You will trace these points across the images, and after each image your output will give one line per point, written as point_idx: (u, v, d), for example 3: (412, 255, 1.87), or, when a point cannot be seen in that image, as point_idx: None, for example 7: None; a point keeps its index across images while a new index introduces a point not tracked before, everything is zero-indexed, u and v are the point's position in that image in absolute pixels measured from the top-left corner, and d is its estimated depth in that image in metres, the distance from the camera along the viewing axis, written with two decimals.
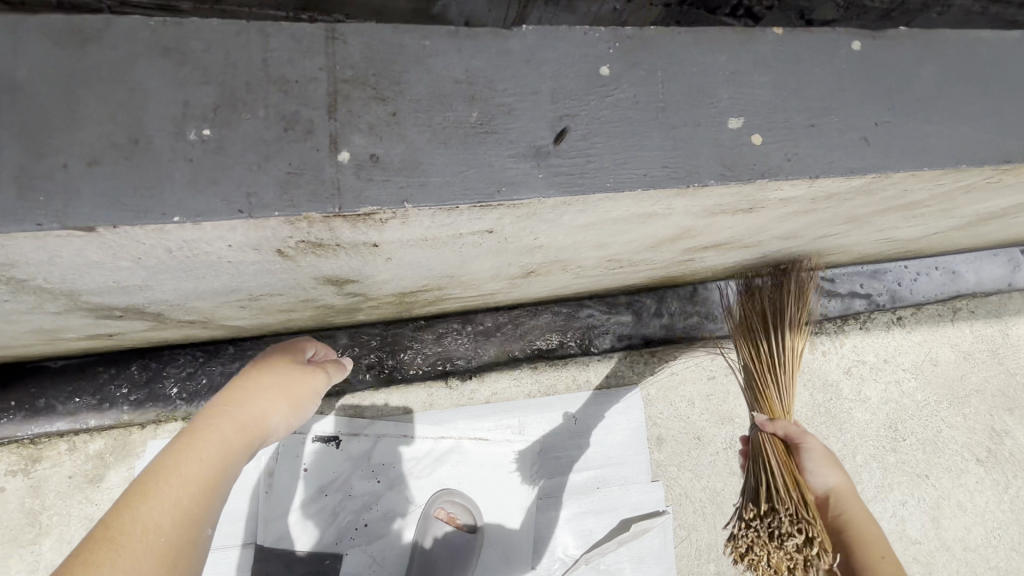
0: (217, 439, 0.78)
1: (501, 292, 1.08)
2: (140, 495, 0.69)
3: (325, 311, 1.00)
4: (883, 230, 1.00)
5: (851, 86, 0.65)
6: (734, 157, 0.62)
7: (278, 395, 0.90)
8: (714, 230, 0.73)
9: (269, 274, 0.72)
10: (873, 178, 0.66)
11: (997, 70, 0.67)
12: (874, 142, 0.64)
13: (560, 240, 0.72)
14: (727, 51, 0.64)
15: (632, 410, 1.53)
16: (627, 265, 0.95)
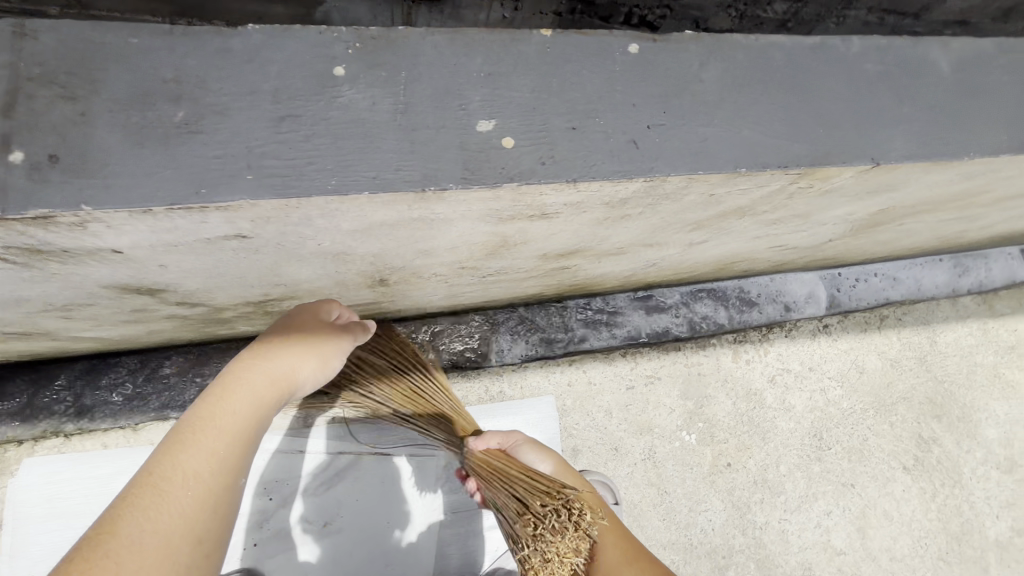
0: (247, 393, 0.83)
1: (380, 300, 1.07)
2: (177, 445, 0.74)
3: (186, 322, 0.98)
4: (756, 236, 0.99)
5: (624, 88, 0.60)
6: (478, 160, 0.60)
7: (303, 351, 0.94)
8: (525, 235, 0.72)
9: (41, 282, 0.70)
10: (653, 182, 0.61)
11: (798, 70, 0.61)
12: (644, 145, 0.60)
13: (359, 245, 0.71)
14: (483, 54, 0.61)
15: (545, 422, 1.50)
16: (490, 273, 0.93)
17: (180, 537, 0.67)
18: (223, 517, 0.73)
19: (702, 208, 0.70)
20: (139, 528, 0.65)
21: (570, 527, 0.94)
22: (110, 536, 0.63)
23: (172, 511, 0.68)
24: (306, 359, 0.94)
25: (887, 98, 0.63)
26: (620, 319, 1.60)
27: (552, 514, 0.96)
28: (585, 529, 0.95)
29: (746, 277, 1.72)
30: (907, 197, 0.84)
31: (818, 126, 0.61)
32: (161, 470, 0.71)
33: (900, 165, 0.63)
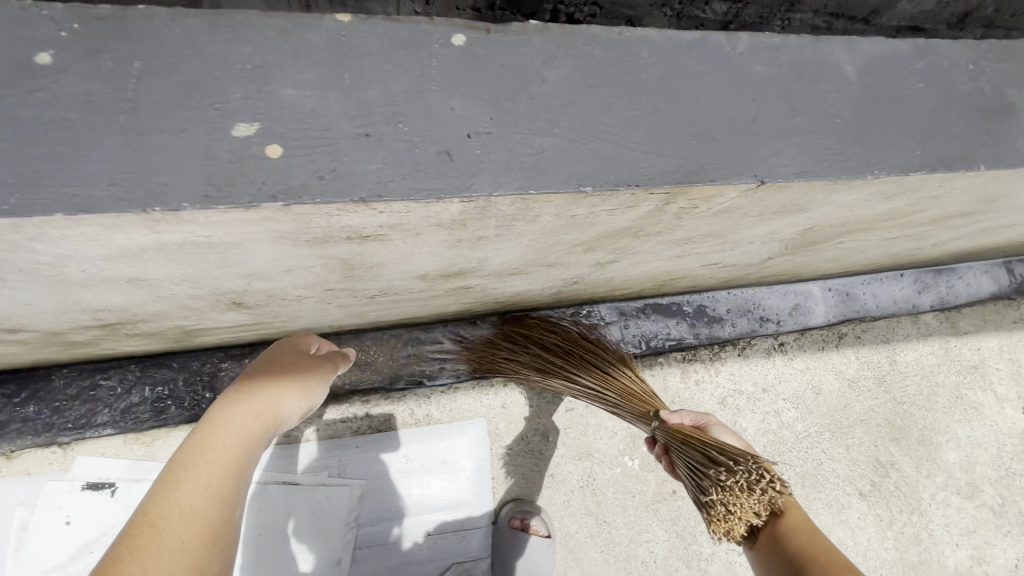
0: (238, 421, 0.78)
1: (261, 322, 0.96)
2: (169, 483, 0.68)
3: (31, 346, 0.87)
4: (674, 255, 0.90)
5: (438, 87, 0.50)
6: (226, 174, 0.49)
7: (289, 382, 0.90)
8: (361, 260, 0.61)
9: None
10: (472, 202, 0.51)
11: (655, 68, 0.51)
12: (458, 159, 0.50)
13: (157, 274, 0.61)
14: (253, 41, 0.50)
15: (472, 446, 1.42)
16: (374, 293, 0.83)
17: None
18: (223, 551, 0.67)
19: (577, 231, 0.60)
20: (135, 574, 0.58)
21: (758, 487, 0.92)
22: None
23: (171, 552, 0.61)
24: (292, 389, 0.90)
25: (771, 105, 0.53)
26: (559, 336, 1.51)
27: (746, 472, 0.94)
28: (771, 490, 0.94)
29: (691, 293, 1.67)
30: (829, 217, 0.75)
31: (693, 137, 0.50)
32: (154, 510, 0.64)
33: (794, 184, 0.53)
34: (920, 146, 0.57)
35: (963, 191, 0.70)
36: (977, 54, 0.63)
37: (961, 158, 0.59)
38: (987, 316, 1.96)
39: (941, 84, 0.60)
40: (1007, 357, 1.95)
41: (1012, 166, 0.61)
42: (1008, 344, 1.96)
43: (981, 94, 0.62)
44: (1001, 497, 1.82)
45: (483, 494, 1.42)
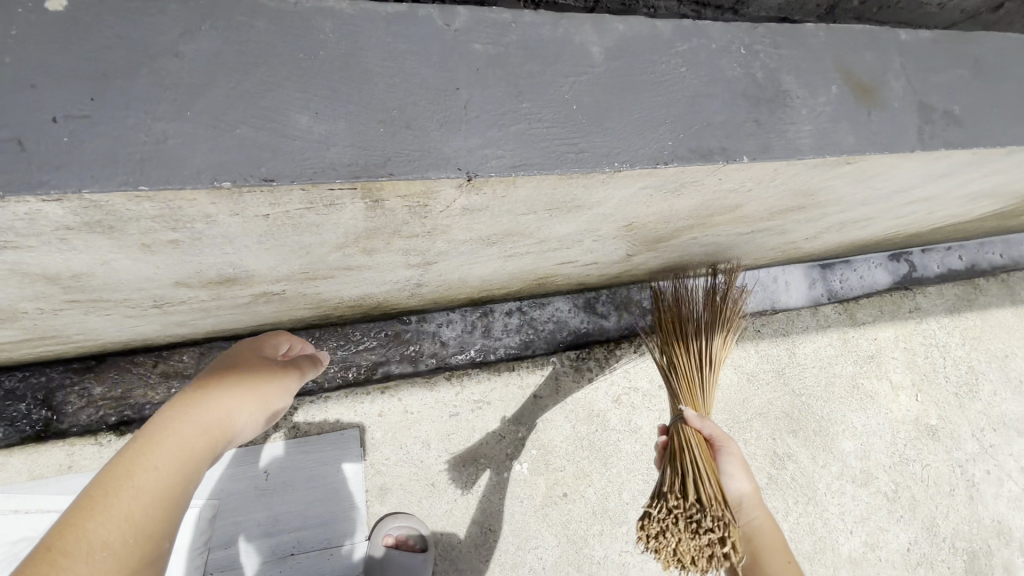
0: (179, 435, 0.66)
1: (39, 336, 0.85)
2: (82, 512, 0.56)
3: None
4: (497, 253, 0.84)
5: (10, 57, 0.36)
6: None
7: (244, 391, 0.79)
8: (29, 271, 0.50)
9: None
10: (78, 208, 0.39)
11: (335, 46, 0.43)
12: (34, 150, 0.37)
13: None
14: None
15: (341, 459, 1.35)
16: (150, 303, 0.74)
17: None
18: None
19: (303, 233, 0.53)
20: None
21: (703, 534, 1.01)
22: None
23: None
24: (249, 399, 0.79)
25: (488, 89, 0.47)
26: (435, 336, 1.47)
27: (702, 515, 1.02)
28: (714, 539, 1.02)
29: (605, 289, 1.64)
30: (632, 213, 0.71)
31: (381, 124, 0.43)
32: (58, 545, 0.53)
33: (516, 178, 0.48)
34: (672, 137, 0.53)
35: (758, 185, 0.67)
36: (751, 38, 0.59)
37: (721, 149, 0.54)
38: (883, 307, 2.00)
39: (705, 70, 0.56)
40: (903, 345, 1.99)
41: (780, 158, 0.58)
42: (904, 334, 2.00)
43: (752, 81, 0.58)
44: (894, 483, 1.86)
45: (355, 510, 1.35)
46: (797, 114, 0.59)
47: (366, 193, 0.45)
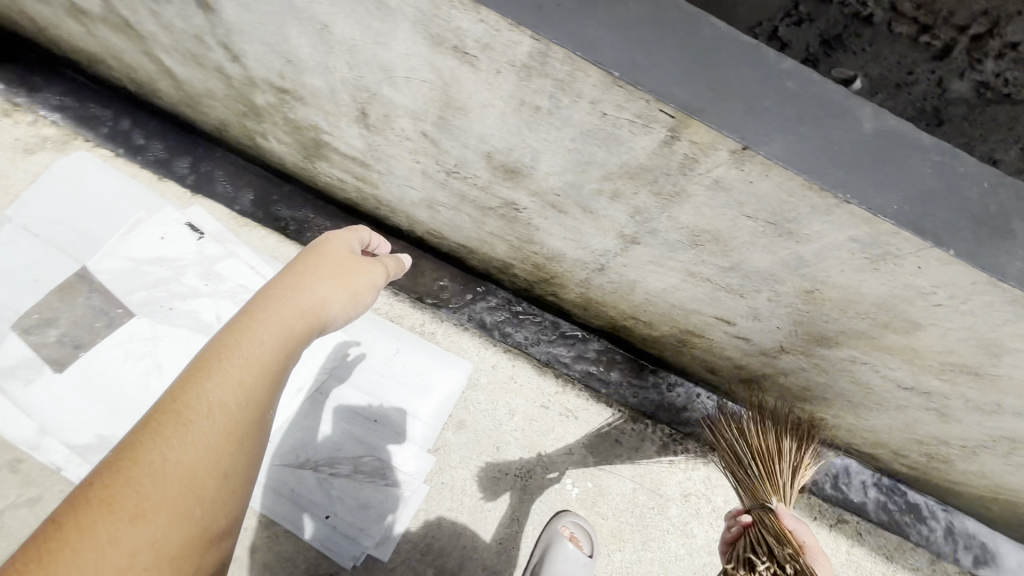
0: (276, 326, 0.75)
1: (372, 164, 1.23)
2: (159, 428, 0.63)
3: (236, 96, 1.21)
4: (689, 264, 1.01)
5: None
6: None
7: (335, 284, 0.87)
8: (459, 95, 0.81)
9: None
10: (539, 56, 0.66)
11: (707, 44, 0.67)
12: (545, 16, 0.64)
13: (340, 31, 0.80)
14: None
15: (447, 379, 1.55)
16: (450, 166, 1.06)
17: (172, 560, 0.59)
18: (228, 493, 0.66)
19: (606, 146, 0.77)
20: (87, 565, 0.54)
21: None
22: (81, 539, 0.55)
23: (95, 562, 0.55)
24: (338, 294, 0.86)
25: (781, 110, 0.67)
26: (559, 342, 1.63)
27: None
28: None
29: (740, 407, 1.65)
30: (825, 273, 0.83)
31: (710, 92, 0.66)
32: (137, 459, 0.61)
33: (773, 167, 0.66)
34: (897, 204, 0.67)
35: (949, 299, 0.76)
36: (1002, 180, 0.71)
37: (932, 233, 0.67)
38: None
39: (949, 180, 0.69)
40: None
41: (982, 270, 0.68)
42: None
43: (985, 207, 0.69)
44: None
45: (434, 424, 1.51)
46: (1013, 249, 0.69)
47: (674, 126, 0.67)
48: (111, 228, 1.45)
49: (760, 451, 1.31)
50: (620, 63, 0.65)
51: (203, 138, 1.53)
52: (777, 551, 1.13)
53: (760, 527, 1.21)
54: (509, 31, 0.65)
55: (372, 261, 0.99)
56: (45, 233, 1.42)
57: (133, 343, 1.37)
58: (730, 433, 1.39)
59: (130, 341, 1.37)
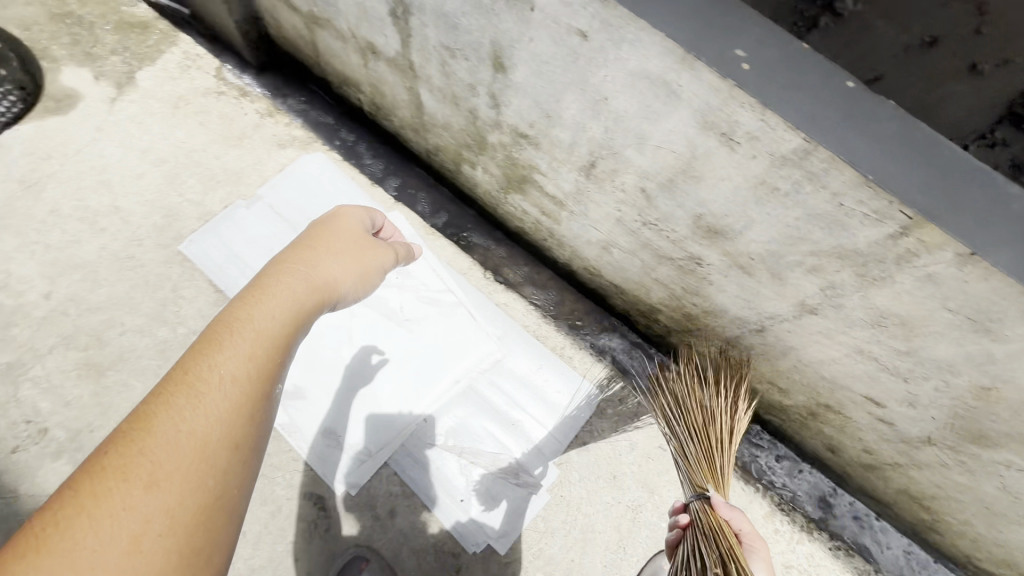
0: (285, 301, 0.86)
1: (569, 203, 1.44)
2: (172, 397, 0.71)
3: (471, 132, 1.48)
4: (861, 341, 1.12)
5: (830, 93, 0.83)
6: (708, 47, 0.82)
7: (346, 265, 1.03)
8: (703, 167, 0.99)
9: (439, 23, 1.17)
10: (804, 151, 0.83)
11: (948, 164, 0.81)
12: (817, 124, 0.81)
13: (616, 104, 1.02)
14: (763, 26, 0.85)
15: (581, 404, 1.67)
16: (652, 219, 1.24)
17: (184, 525, 0.64)
18: (244, 455, 0.73)
19: (829, 229, 0.92)
20: (106, 526, 0.60)
21: None
22: (98, 500, 0.61)
23: (110, 526, 0.60)
24: (344, 274, 1.01)
25: (1009, 227, 0.79)
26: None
27: None
28: None
29: (842, 491, 1.73)
30: (1012, 373, 0.92)
31: (949, 204, 0.79)
32: (150, 428, 0.68)
33: (997, 273, 0.78)
34: None
35: None
36: None
37: None
38: None
39: None
40: None
41: None
42: None
43: None
44: None
45: (563, 442, 1.63)
46: None
47: (910, 225, 0.81)
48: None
49: (697, 437, 1.33)
50: (875, 169, 0.80)
51: (416, 168, 1.88)
52: (713, 551, 1.12)
53: (699, 524, 1.20)
54: (786, 131, 0.82)
55: (376, 247, 1.15)
56: (282, 213, 1.76)
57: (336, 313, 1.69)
58: (670, 422, 1.41)
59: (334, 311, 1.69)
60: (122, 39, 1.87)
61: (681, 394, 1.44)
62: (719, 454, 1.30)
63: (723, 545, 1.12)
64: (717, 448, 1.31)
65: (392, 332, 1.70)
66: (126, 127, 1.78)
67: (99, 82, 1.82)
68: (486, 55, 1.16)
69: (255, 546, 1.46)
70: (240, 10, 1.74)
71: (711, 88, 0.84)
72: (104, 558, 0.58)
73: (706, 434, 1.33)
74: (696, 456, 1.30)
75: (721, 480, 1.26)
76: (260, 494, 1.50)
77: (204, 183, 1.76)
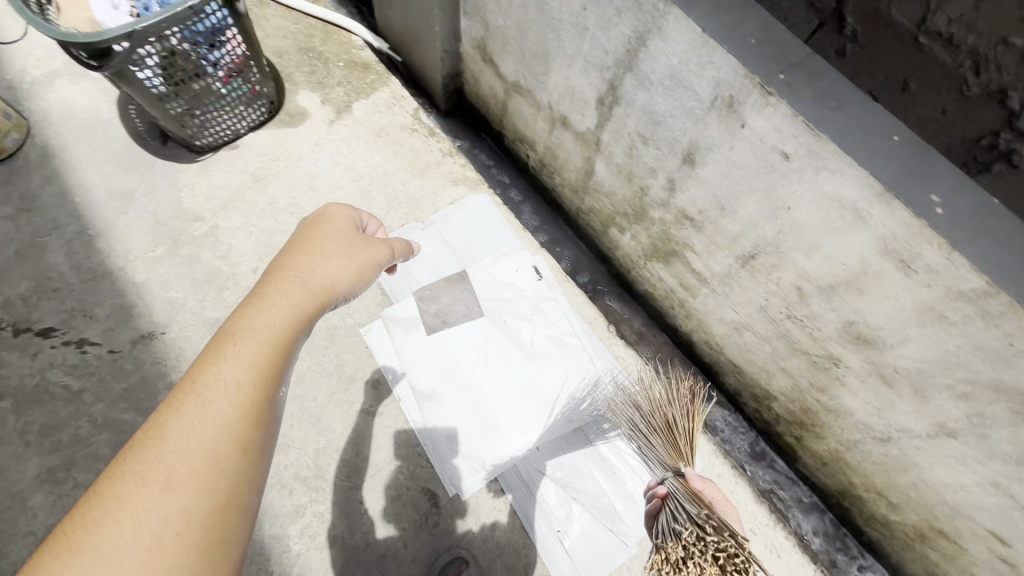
0: (284, 308, 0.99)
1: (712, 282, 1.59)
2: (181, 405, 0.83)
3: (634, 204, 1.68)
4: (999, 473, 1.16)
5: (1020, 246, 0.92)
6: (907, 188, 0.96)
7: (343, 265, 1.13)
8: (871, 282, 1.11)
9: (643, 116, 1.38)
10: (986, 292, 0.92)
11: None
12: (1004, 271, 0.90)
13: (797, 214, 1.17)
14: (961, 176, 0.96)
15: None
16: (799, 314, 1.36)
17: (199, 521, 0.78)
18: (254, 453, 0.86)
19: (993, 362, 1.00)
20: (130, 526, 0.73)
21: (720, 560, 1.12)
22: (121, 501, 0.74)
23: (135, 524, 0.74)
24: (342, 273, 1.12)
25: None
26: (761, 463, 1.87)
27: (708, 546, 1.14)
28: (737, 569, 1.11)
29: None
30: None
31: None
32: (162, 433, 0.80)
33: None
34: None
35: None
36: None
37: None
38: None
39: None
40: None
41: None
42: None
43: None
44: None
45: None
46: None
47: None
48: (488, 253, 2.03)
49: (659, 429, 1.41)
50: None
51: (562, 221, 2.11)
52: (693, 515, 1.22)
53: (674, 496, 1.30)
54: (969, 271, 0.93)
55: (377, 245, 1.27)
56: (446, 239, 2.04)
57: (475, 334, 1.91)
58: (628, 416, 1.49)
59: (474, 332, 1.92)
60: (348, 75, 2.28)
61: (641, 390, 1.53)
62: (681, 435, 1.38)
63: (702, 507, 1.22)
64: (679, 430, 1.39)
65: (518, 361, 1.88)
66: (337, 145, 2.15)
67: (324, 106, 2.22)
68: (679, 149, 1.36)
69: (374, 523, 1.64)
70: (449, 68, 2.09)
71: (902, 222, 0.98)
72: (132, 548, 0.72)
73: (664, 419, 1.42)
74: (662, 441, 1.39)
75: (687, 459, 1.36)
76: (385, 479, 1.69)
77: (389, 202, 2.07)
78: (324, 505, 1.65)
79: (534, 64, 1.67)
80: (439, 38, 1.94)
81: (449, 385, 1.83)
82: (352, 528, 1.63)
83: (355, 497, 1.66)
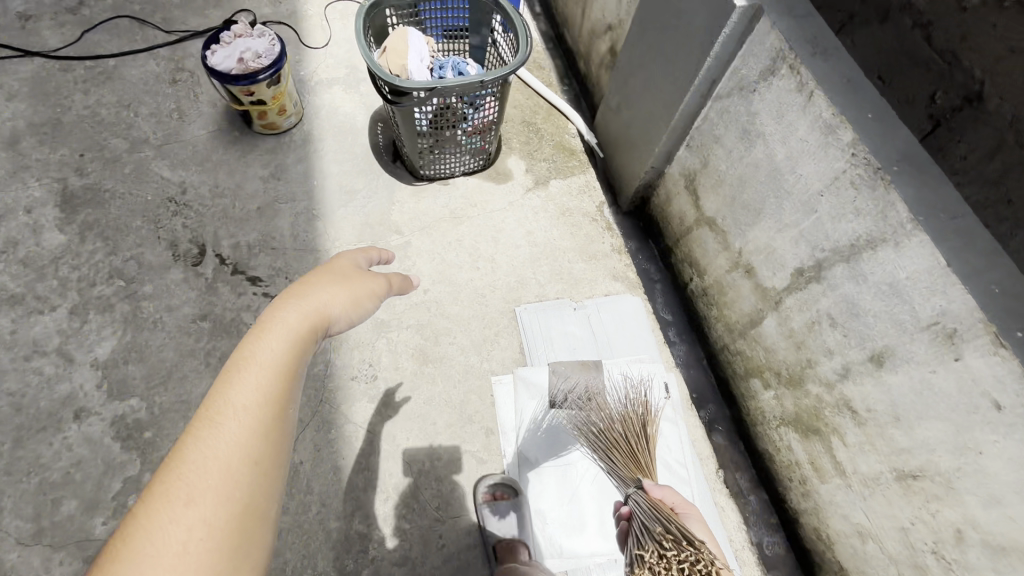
0: (284, 328, 0.91)
1: (851, 477, 1.55)
2: (189, 432, 0.78)
3: (792, 370, 1.71)
4: None
5: None
6: None
7: (338, 291, 1.05)
8: None
9: (843, 302, 1.44)
10: None
11: None
12: None
13: (987, 459, 1.16)
14: None
15: None
16: (947, 553, 1.30)
17: (224, 536, 0.73)
18: (269, 472, 0.80)
19: None
20: (153, 547, 0.68)
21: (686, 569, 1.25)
22: (143, 527, 0.69)
23: (161, 541, 0.69)
24: (338, 296, 1.04)
25: None
26: None
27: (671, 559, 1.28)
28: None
29: None
30: None
31: None
32: (176, 459, 0.75)
33: None
34: None
35: None
36: None
37: None
38: None
39: None
40: None
41: None
42: None
43: None
44: None
45: None
46: None
47: None
48: (625, 353, 2.12)
49: (620, 450, 1.60)
50: None
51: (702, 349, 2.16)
52: (657, 532, 1.36)
53: (638, 515, 1.45)
54: None
55: (377, 275, 1.20)
56: (591, 326, 2.17)
57: None
58: (589, 432, 1.69)
59: None
60: (554, 154, 2.57)
61: (596, 415, 1.70)
62: (636, 453, 1.58)
63: (663, 525, 1.37)
64: (636, 448, 1.59)
65: None
66: (527, 210, 2.40)
67: (527, 174, 2.50)
68: (870, 347, 1.40)
69: (444, 561, 1.72)
70: (648, 180, 2.28)
71: None
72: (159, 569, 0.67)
73: (620, 440, 1.62)
74: (621, 458, 1.59)
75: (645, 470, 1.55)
76: (469, 523, 1.78)
77: (552, 274, 2.26)
78: (409, 523, 1.76)
79: (740, 212, 1.80)
80: (652, 156, 2.14)
81: (554, 463, 1.91)
82: (426, 556, 1.72)
83: (438, 528, 1.76)
